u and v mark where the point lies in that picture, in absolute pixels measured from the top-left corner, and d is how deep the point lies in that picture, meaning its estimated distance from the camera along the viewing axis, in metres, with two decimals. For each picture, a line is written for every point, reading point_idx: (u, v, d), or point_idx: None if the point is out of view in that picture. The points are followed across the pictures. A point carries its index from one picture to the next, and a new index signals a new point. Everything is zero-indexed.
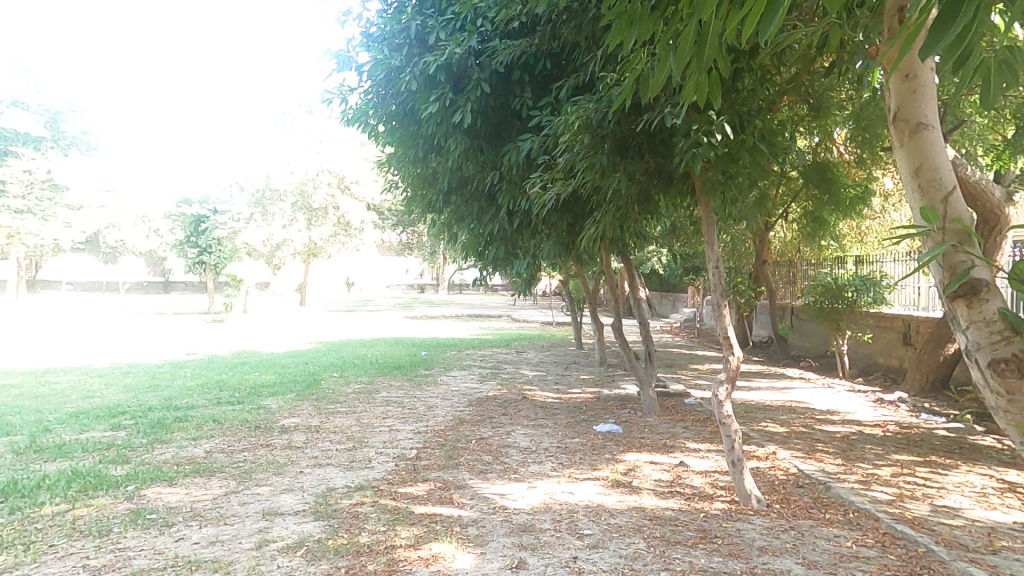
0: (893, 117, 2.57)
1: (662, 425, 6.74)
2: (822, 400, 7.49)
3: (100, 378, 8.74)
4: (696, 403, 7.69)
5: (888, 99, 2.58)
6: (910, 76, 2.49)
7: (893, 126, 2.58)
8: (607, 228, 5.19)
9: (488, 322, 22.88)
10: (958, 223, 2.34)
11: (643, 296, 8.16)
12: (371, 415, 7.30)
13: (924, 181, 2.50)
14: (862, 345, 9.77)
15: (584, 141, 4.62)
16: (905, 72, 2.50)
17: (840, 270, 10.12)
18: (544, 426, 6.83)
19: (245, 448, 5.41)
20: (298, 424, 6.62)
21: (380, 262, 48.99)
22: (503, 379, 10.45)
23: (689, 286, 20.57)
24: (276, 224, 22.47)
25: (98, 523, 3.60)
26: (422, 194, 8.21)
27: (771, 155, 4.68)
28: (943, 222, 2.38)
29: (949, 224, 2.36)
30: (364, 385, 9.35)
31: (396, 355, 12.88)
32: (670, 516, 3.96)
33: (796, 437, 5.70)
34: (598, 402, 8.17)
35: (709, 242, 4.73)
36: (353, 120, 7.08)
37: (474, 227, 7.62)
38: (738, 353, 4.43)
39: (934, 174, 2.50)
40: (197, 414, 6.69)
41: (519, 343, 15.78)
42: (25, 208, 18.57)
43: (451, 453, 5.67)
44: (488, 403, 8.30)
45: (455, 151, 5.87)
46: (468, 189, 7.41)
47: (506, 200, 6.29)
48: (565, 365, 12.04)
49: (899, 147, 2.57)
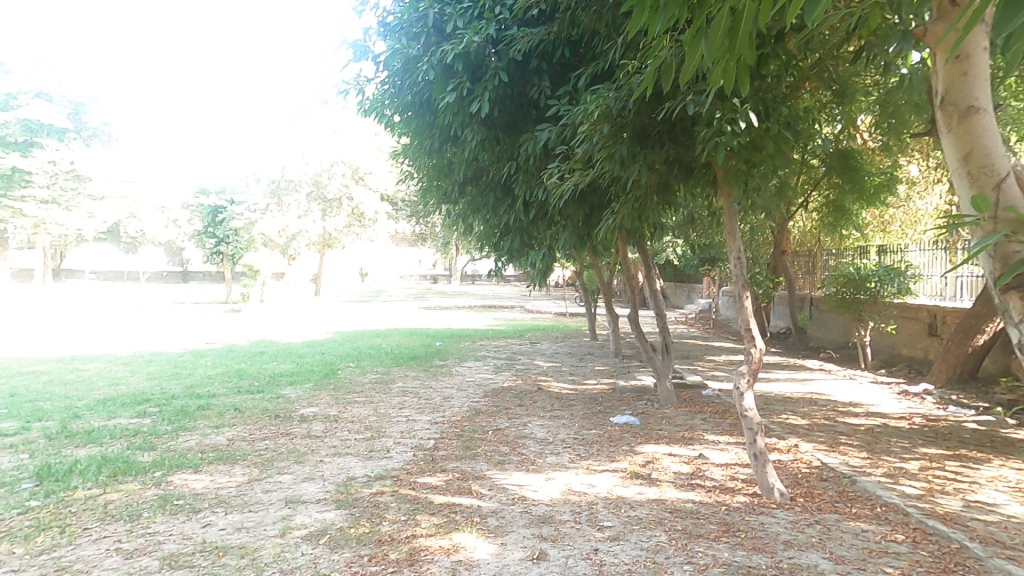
0: (941, 102, 2.68)
1: (679, 416, 6.69)
2: (843, 392, 7.38)
3: (125, 366, 8.91)
4: (714, 394, 7.63)
5: (935, 83, 2.71)
6: (960, 59, 2.61)
7: (940, 111, 2.69)
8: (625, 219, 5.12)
9: (501, 313, 22.92)
10: (1011, 212, 2.41)
11: (660, 286, 8.09)
12: (388, 405, 7.36)
13: (976, 167, 2.57)
14: (885, 337, 9.59)
15: (604, 130, 4.54)
16: (955, 55, 2.63)
17: (862, 260, 9.93)
18: (560, 417, 6.83)
19: (266, 437, 5.48)
20: (317, 413, 6.69)
21: (393, 253, 49.23)
22: (518, 370, 10.46)
23: (705, 276, 20.39)
24: (291, 215, 22.60)
25: (128, 508, 3.67)
26: (438, 185, 8.19)
27: (797, 142, 4.56)
28: (996, 211, 2.44)
29: (1002, 213, 2.42)
30: (380, 375, 9.43)
31: (410, 346, 12.95)
32: (692, 509, 3.93)
33: (818, 430, 5.63)
34: (614, 393, 8.14)
35: (731, 232, 4.64)
36: (369, 111, 7.06)
37: (489, 218, 7.60)
38: (760, 345, 4.37)
39: (985, 160, 2.57)
40: (219, 402, 6.80)
41: (534, 334, 15.79)
42: (49, 198, 18.87)
43: (469, 443, 5.69)
44: (504, 394, 8.32)
45: (473, 142, 5.83)
46: (484, 179, 7.38)
47: (523, 191, 6.24)
48: (580, 356, 12.02)
49: (947, 132, 2.67)
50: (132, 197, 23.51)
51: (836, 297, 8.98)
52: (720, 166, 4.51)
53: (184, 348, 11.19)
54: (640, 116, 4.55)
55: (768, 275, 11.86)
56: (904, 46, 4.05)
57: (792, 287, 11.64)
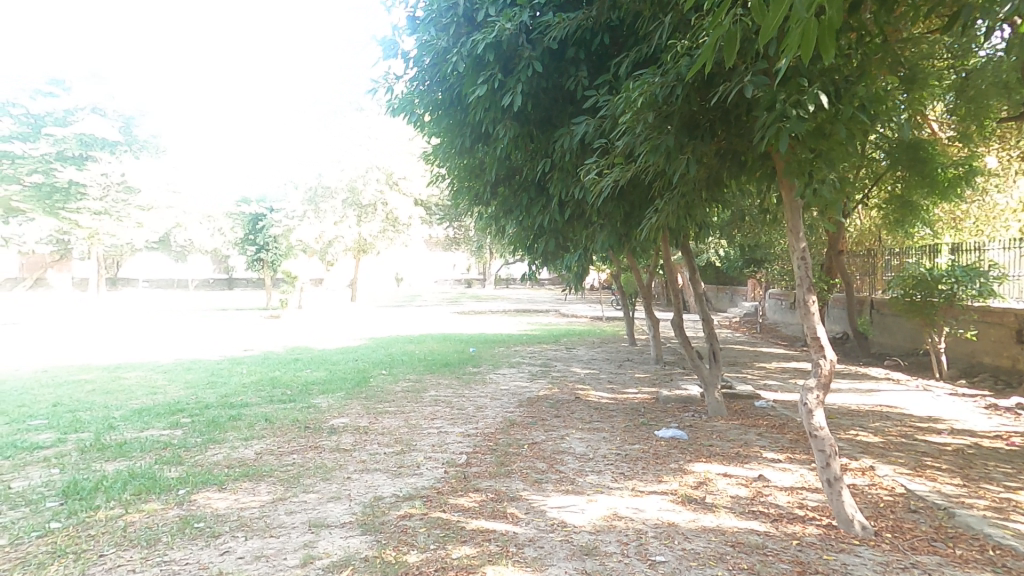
0: None
1: (731, 430, 6.17)
2: (920, 406, 6.68)
3: (165, 375, 8.96)
4: (768, 406, 7.06)
5: None
6: None
7: None
8: (671, 217, 4.72)
9: (536, 317, 22.57)
10: None
11: (705, 291, 7.57)
12: (420, 416, 7.09)
13: None
14: (963, 343, 8.76)
15: (648, 120, 4.14)
16: None
17: (934, 259, 9.14)
18: (601, 430, 6.41)
19: (295, 451, 5.28)
20: (347, 424, 6.49)
21: (428, 258, 49.45)
22: (554, 377, 10.08)
23: (749, 278, 19.52)
24: (327, 220, 22.90)
25: (147, 532, 3.49)
26: (469, 186, 7.93)
27: (873, 127, 4.03)
28: None
29: None
30: (413, 383, 9.23)
31: (443, 352, 12.75)
32: (756, 543, 3.46)
33: (896, 450, 5.03)
34: (657, 404, 7.66)
35: (794, 230, 4.13)
36: (398, 109, 6.85)
37: (523, 219, 7.28)
38: (831, 357, 3.88)
39: None
40: (251, 412, 6.68)
41: (569, 339, 15.35)
42: (101, 209, 19.83)
43: (504, 459, 5.35)
44: (540, 404, 7.96)
45: (505, 138, 5.53)
46: (519, 178, 7.11)
47: (557, 190, 5.92)
48: (618, 362, 11.54)
49: None
50: (178, 206, 24.28)
51: (904, 300, 8.45)
52: (778, 157, 4.03)
53: (223, 355, 11.26)
54: (689, 103, 4.11)
55: (823, 276, 11.14)
56: (1023, 5, 3.20)
57: (849, 289, 10.89)
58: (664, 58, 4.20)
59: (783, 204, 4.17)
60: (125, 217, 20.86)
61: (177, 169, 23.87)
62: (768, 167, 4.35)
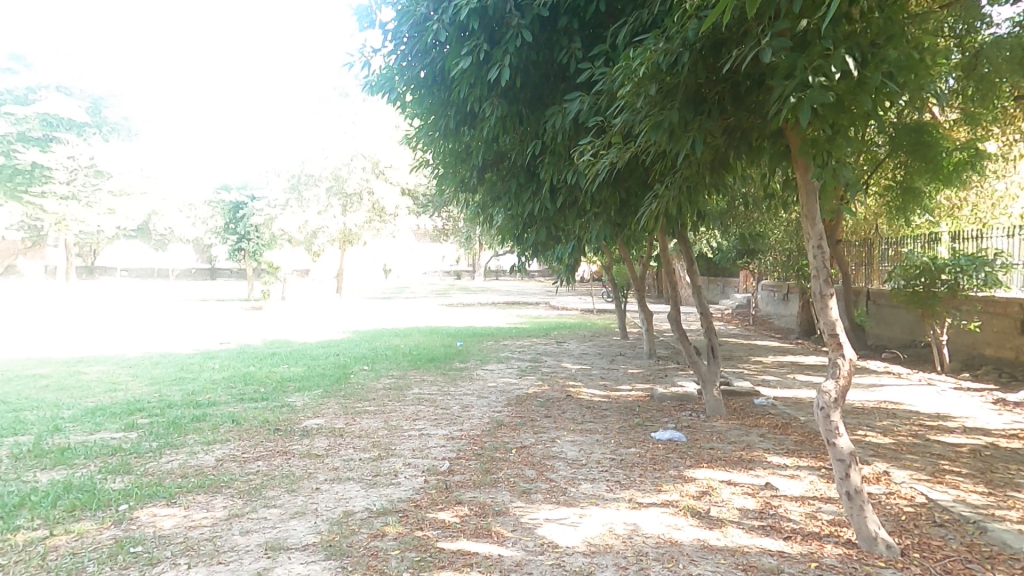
0: None
1: (733, 431, 5.80)
2: (925, 402, 6.35)
3: (128, 370, 8.39)
4: (768, 403, 6.71)
5: None
6: None
7: None
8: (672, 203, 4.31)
9: (525, 310, 22.20)
10: None
11: (701, 282, 7.17)
12: (401, 416, 6.65)
13: None
14: (963, 335, 8.49)
15: (651, 93, 3.70)
16: None
17: (935, 248, 8.84)
18: (593, 432, 6.01)
19: (260, 457, 4.81)
20: (322, 426, 6.02)
21: (417, 249, 48.70)
22: (544, 373, 9.67)
23: (742, 271, 19.25)
24: (311, 210, 22.33)
25: (71, 559, 3.02)
26: (454, 172, 7.47)
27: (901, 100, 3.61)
28: None
29: None
30: (395, 380, 8.77)
31: (429, 346, 12.29)
32: (772, 567, 3.07)
33: (910, 453, 4.67)
34: (652, 402, 7.29)
35: (810, 216, 3.73)
36: (374, 85, 6.34)
37: (511, 207, 6.85)
38: (850, 356, 3.49)
39: None
40: (218, 412, 6.20)
41: (560, 332, 14.96)
42: (69, 195, 18.99)
43: (490, 466, 4.93)
44: (529, 402, 7.55)
45: (492, 117, 5.09)
46: (507, 163, 6.66)
47: (548, 175, 5.50)
48: (611, 357, 11.17)
49: None
50: (155, 193, 23.44)
51: (904, 290, 8.12)
52: (794, 133, 3.62)
53: (195, 349, 10.71)
54: (695, 74, 3.67)
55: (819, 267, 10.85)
56: None
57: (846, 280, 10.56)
58: (668, 22, 3.76)
59: (798, 187, 3.76)
60: (96, 204, 20.04)
61: (151, 154, 22.95)
62: (780, 146, 3.94)
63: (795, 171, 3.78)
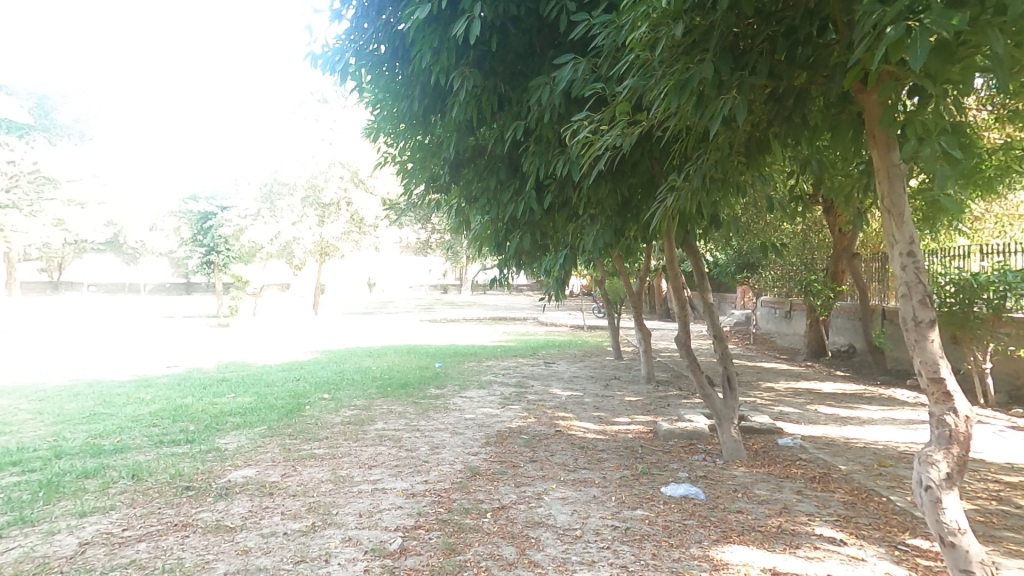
0: None
1: (762, 483, 4.67)
2: (986, 447, 5.30)
3: (36, 403, 7.12)
4: (796, 445, 5.61)
5: None
6: None
7: None
8: (692, 197, 3.27)
9: (512, 326, 21.13)
10: None
11: (712, 300, 6.10)
12: (353, 464, 5.46)
13: None
14: (1004, 361, 7.54)
15: (673, 35, 2.62)
16: None
17: (969, 264, 7.93)
18: (589, 485, 4.86)
19: (144, 537, 3.60)
20: (249, 479, 4.81)
21: (402, 262, 47.58)
22: (530, 401, 8.55)
23: (740, 286, 18.37)
24: (285, 220, 21.11)
25: None
26: (422, 169, 6.42)
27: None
28: None
29: None
30: (357, 413, 7.57)
31: (404, 369, 11.11)
32: None
33: (1007, 530, 3.55)
34: (656, 441, 6.17)
35: (895, 210, 2.63)
36: (321, 58, 5.26)
37: (489, 210, 5.79)
38: (964, 411, 2.42)
39: None
40: (120, 463, 4.95)
41: (548, 351, 13.85)
42: (9, 203, 16.74)
43: (455, 542, 3.75)
44: (511, 441, 6.40)
45: (460, 89, 4.08)
46: (485, 157, 5.66)
47: (533, 166, 4.52)
48: (605, 381, 10.07)
49: None
50: (114, 202, 21.92)
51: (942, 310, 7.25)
52: (874, 95, 2.57)
53: (130, 376, 9.39)
54: (736, 11, 2.60)
55: (830, 282, 11.13)
56: None
57: (863, 296, 9.97)
58: None
59: (875, 171, 2.69)
60: (40, 213, 18.21)
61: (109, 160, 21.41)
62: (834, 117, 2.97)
63: (870, 151, 2.70)
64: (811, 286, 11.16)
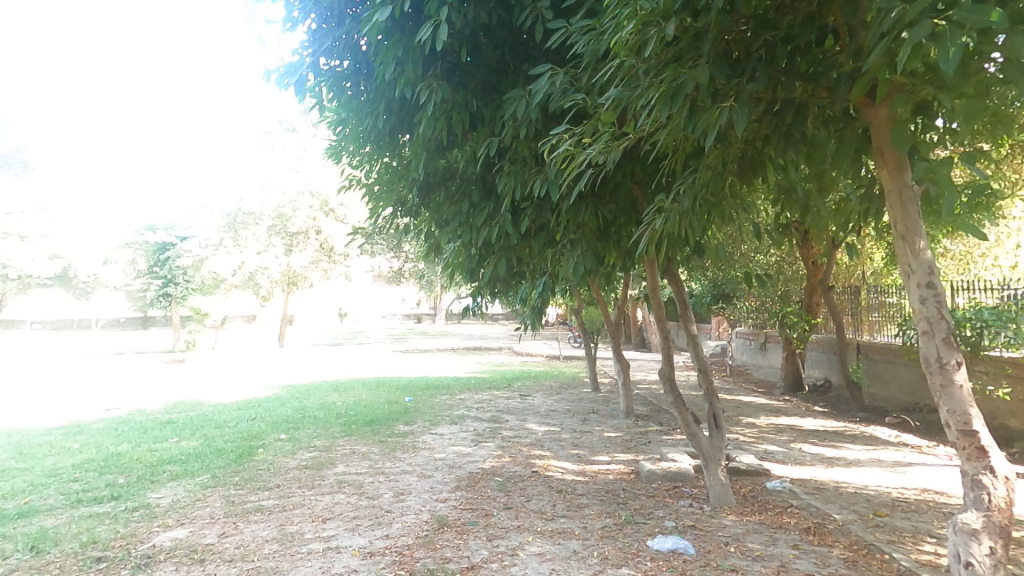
0: None
1: (754, 534, 4.28)
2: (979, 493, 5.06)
3: None
4: (784, 488, 5.26)
5: None
6: None
7: None
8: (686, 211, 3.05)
9: (486, 357, 20.58)
10: None
11: (696, 332, 5.80)
12: (305, 517, 4.89)
13: None
14: (984, 400, 7.42)
15: (665, 33, 2.37)
16: None
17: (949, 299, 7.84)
18: (569, 537, 4.39)
19: None
20: (179, 541, 4.31)
21: (376, 291, 46.86)
22: (505, 438, 8.06)
23: (716, 316, 18.34)
24: (249, 250, 20.45)
25: None
26: (390, 192, 6.05)
27: None
28: None
29: None
30: (315, 455, 6.97)
31: (371, 404, 10.49)
32: None
33: None
34: (638, 484, 5.75)
35: (909, 236, 2.56)
36: (276, 73, 4.89)
37: (462, 235, 5.45)
38: (1001, 474, 2.53)
39: None
40: (21, 530, 4.57)
41: (523, 383, 13.38)
42: None
43: None
44: (484, 484, 5.89)
45: (430, 101, 3.82)
46: (457, 180, 5.42)
47: (509, 186, 4.29)
48: (583, 415, 9.65)
49: None
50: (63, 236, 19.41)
51: None
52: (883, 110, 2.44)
53: (59, 426, 8.56)
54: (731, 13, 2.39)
55: (803, 314, 11.08)
56: None
57: (839, 329, 9.79)
58: None
59: (886, 194, 2.61)
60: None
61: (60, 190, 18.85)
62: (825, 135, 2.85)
63: (880, 172, 2.61)
64: (786, 318, 11.03)
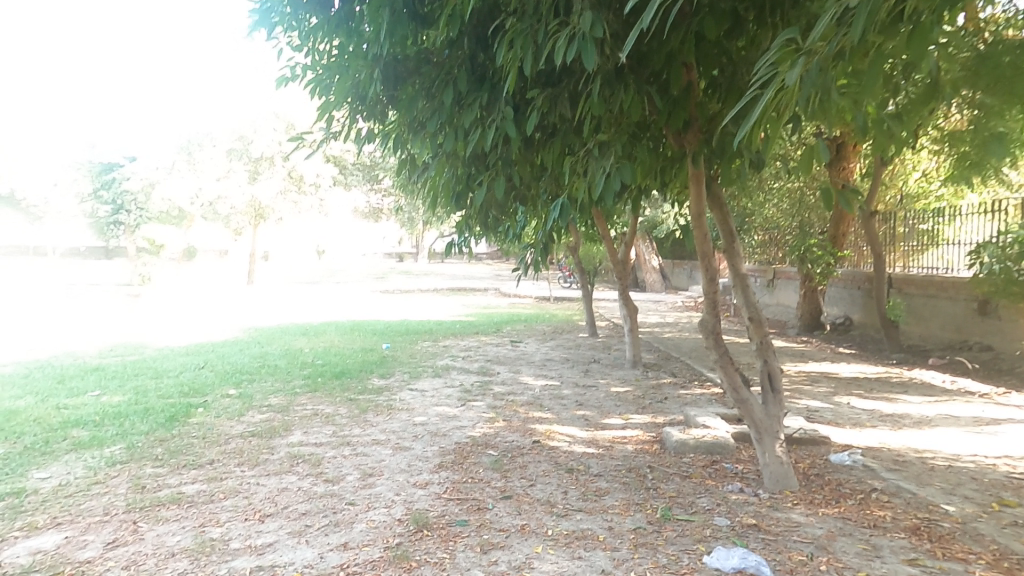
0: None
1: (844, 540, 3.18)
2: None
3: None
4: (858, 465, 4.16)
5: None
6: None
7: None
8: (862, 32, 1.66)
9: (472, 298, 19.38)
10: None
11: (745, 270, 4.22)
12: (238, 512, 3.66)
13: None
14: None
15: None
16: None
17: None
18: (594, 548, 3.24)
19: None
20: (40, 559, 3.04)
21: (356, 228, 44.85)
22: (497, 394, 6.89)
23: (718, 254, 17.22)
24: (207, 176, 18.35)
25: None
26: (342, 85, 4.40)
27: None
28: None
29: None
30: (266, 419, 5.67)
31: (342, 352, 9.18)
32: None
33: None
34: (669, 460, 4.60)
35: None
36: None
37: (443, 143, 3.92)
38: None
39: None
40: None
41: (514, 327, 12.18)
42: None
43: None
44: (476, 460, 4.71)
45: None
46: (437, 64, 3.90)
47: (516, 53, 2.87)
48: (584, 365, 8.53)
49: None
50: None
51: (999, 277, 6.49)
52: None
53: None
54: None
55: (829, 246, 9.97)
56: None
57: (878, 262, 8.71)
58: None
59: None
60: None
61: None
62: None
63: None
64: (810, 252, 9.84)
